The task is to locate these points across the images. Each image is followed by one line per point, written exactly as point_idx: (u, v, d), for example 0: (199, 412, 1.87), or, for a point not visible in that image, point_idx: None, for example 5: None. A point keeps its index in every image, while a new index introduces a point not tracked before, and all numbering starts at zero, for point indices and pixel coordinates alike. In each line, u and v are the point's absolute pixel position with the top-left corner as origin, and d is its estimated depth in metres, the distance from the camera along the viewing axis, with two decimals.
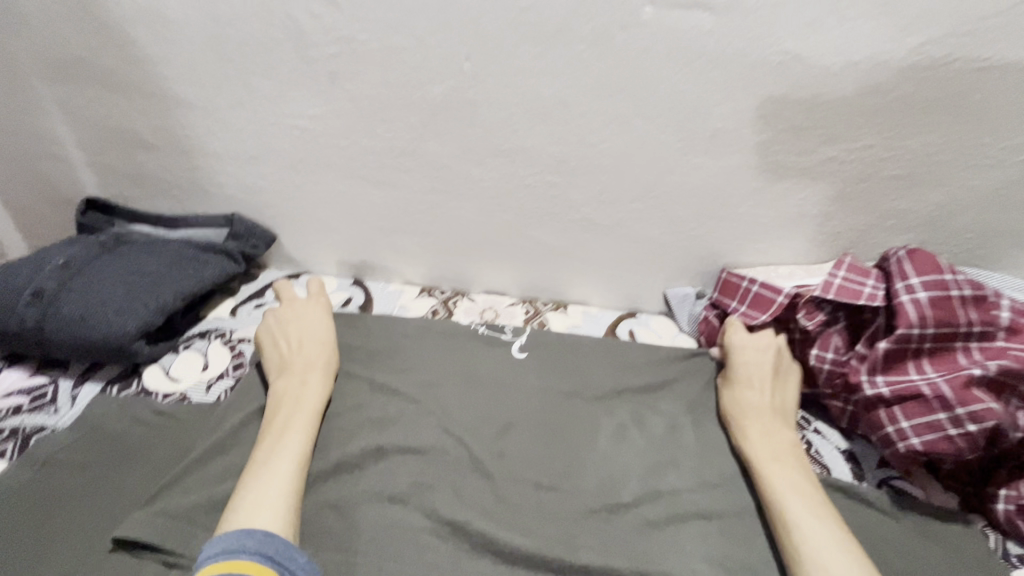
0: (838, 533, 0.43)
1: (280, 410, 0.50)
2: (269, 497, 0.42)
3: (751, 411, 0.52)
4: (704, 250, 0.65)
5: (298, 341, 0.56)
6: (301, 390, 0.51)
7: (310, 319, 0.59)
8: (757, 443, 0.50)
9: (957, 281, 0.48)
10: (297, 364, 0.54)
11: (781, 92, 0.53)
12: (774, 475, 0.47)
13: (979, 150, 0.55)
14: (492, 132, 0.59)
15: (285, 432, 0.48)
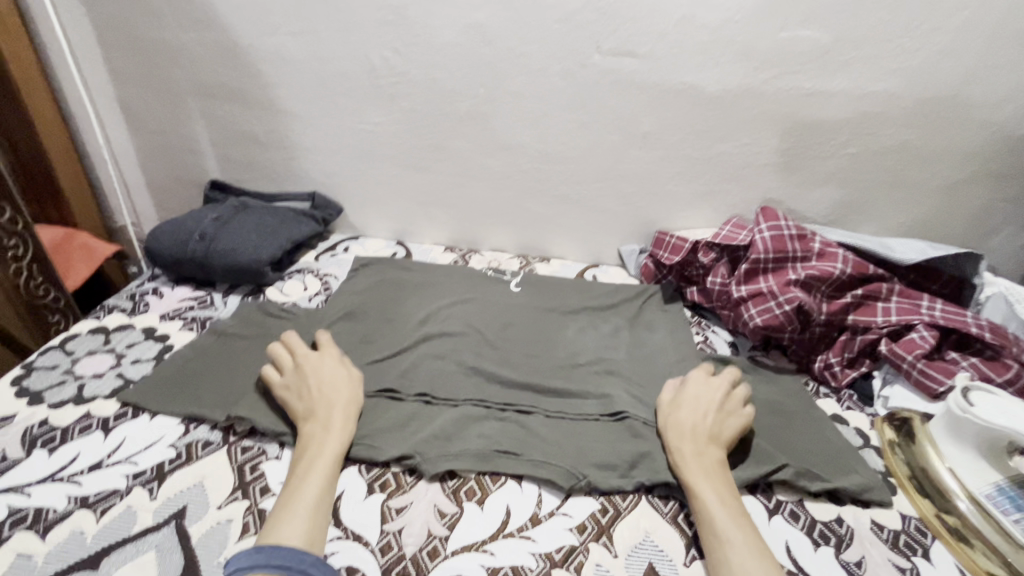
0: (749, 538, 0.49)
1: (309, 445, 0.56)
2: (297, 526, 0.48)
3: (688, 433, 0.58)
4: (645, 216, 0.94)
5: (320, 391, 0.61)
6: (330, 429, 0.57)
7: (327, 364, 0.64)
8: (687, 457, 0.56)
9: (788, 226, 0.78)
10: (326, 406, 0.59)
11: (685, 107, 0.82)
12: (699, 486, 0.53)
13: (820, 147, 0.84)
14: (498, 133, 0.88)
15: (313, 465, 0.54)
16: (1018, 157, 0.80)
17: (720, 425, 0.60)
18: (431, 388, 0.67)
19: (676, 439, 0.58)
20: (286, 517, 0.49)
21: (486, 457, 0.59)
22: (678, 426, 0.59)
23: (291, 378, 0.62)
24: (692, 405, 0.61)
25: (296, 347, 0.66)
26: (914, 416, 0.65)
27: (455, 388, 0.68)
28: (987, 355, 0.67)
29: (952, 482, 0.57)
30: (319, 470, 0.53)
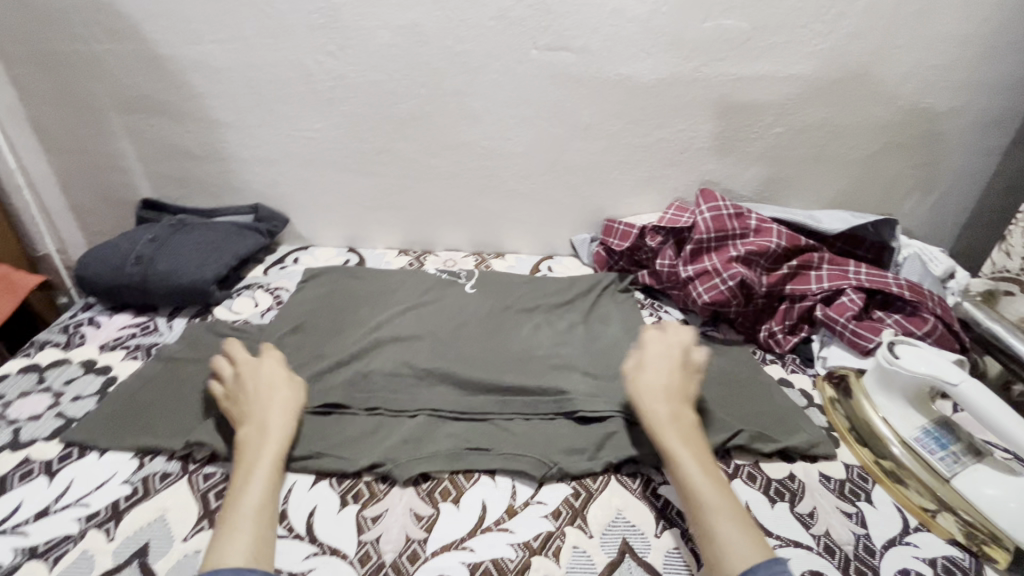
0: (730, 497, 0.50)
1: (246, 450, 0.54)
2: (241, 538, 0.46)
3: (662, 395, 0.59)
4: (593, 206, 0.97)
5: (258, 393, 0.59)
6: (269, 432, 0.55)
7: (268, 366, 0.63)
8: (662, 423, 0.56)
9: (726, 205, 0.82)
10: (265, 409, 0.58)
11: (622, 98, 0.85)
12: (679, 450, 0.54)
13: (749, 129, 0.88)
14: (442, 133, 0.88)
15: (253, 470, 0.52)
16: (923, 128, 0.88)
17: (686, 385, 0.61)
18: (386, 400, 0.65)
19: (648, 402, 0.58)
20: (230, 529, 0.46)
21: (459, 457, 0.59)
22: (647, 388, 0.60)
23: (231, 383, 0.61)
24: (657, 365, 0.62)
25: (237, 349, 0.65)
26: (849, 373, 0.69)
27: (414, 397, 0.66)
28: (908, 311, 0.73)
29: (886, 430, 0.61)
30: (262, 477, 0.51)
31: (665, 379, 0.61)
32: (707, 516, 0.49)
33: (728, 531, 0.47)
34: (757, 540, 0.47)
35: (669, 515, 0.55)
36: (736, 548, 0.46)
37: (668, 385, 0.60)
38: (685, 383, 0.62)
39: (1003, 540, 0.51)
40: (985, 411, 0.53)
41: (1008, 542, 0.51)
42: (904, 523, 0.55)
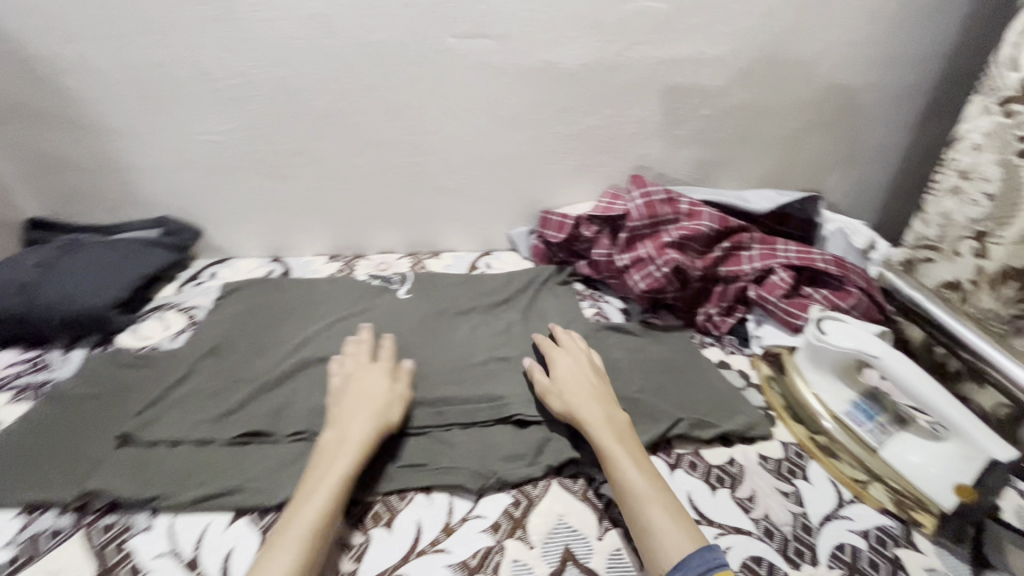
0: (663, 489, 0.51)
1: (321, 457, 0.53)
2: (293, 552, 0.44)
3: (585, 397, 0.59)
4: (528, 197, 0.94)
5: (352, 399, 0.58)
6: (347, 442, 0.53)
7: (372, 373, 0.62)
8: (592, 423, 0.56)
9: (657, 191, 0.81)
10: (353, 417, 0.56)
11: (548, 85, 0.82)
12: (612, 448, 0.54)
13: (677, 112, 0.88)
14: (362, 130, 0.83)
15: (321, 481, 0.50)
16: (841, 104, 0.90)
17: (603, 386, 0.62)
18: (309, 423, 0.61)
19: (573, 406, 0.58)
20: (281, 541, 0.45)
21: (391, 477, 0.56)
22: (566, 393, 0.59)
23: (341, 384, 0.61)
24: (571, 372, 0.62)
25: (340, 354, 0.65)
26: (783, 351, 0.70)
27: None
28: (834, 285, 0.74)
29: (819, 406, 0.62)
30: (323, 492, 0.49)
31: (586, 384, 0.61)
32: (645, 513, 0.49)
33: (665, 527, 0.47)
34: (692, 533, 0.47)
35: (611, 515, 0.54)
36: (673, 543, 0.46)
37: (589, 390, 0.60)
38: (602, 385, 0.62)
39: (928, 505, 0.53)
40: (906, 379, 0.54)
41: (934, 506, 0.52)
42: (839, 496, 0.56)
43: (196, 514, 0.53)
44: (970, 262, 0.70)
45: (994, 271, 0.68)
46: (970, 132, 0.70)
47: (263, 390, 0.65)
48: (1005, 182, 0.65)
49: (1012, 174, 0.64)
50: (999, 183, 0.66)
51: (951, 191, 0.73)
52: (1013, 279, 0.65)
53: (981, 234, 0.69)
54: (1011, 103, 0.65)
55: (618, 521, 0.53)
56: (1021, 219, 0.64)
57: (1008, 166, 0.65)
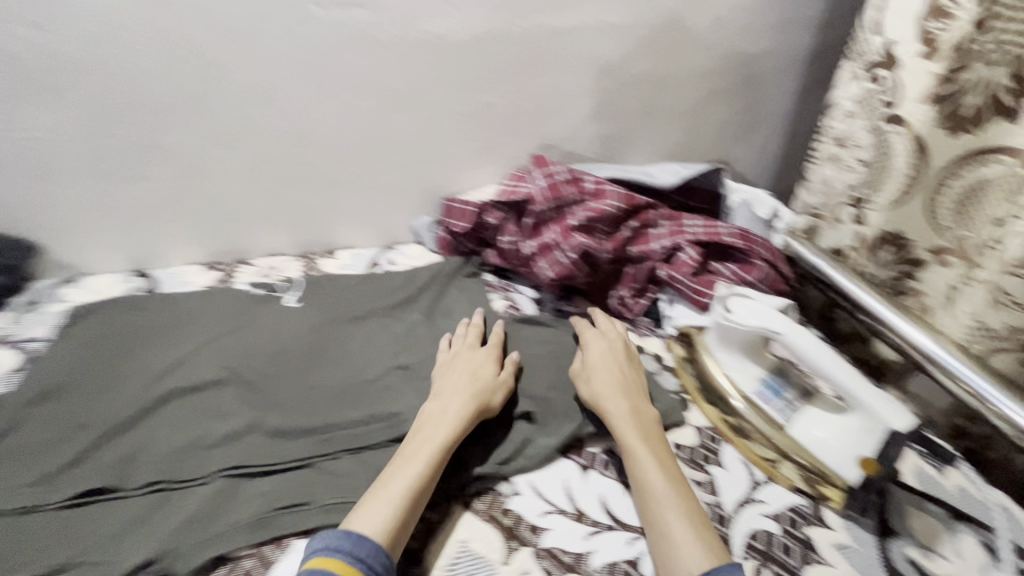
0: (684, 493, 0.49)
1: (416, 431, 0.53)
2: (378, 514, 0.45)
3: (615, 389, 0.57)
4: (429, 184, 0.87)
5: (454, 376, 0.59)
6: (448, 418, 0.53)
7: (481, 353, 0.62)
8: (617, 417, 0.55)
9: (560, 170, 0.76)
10: (453, 396, 0.55)
11: (435, 60, 0.75)
12: (635, 446, 0.52)
13: (579, 86, 0.82)
14: (223, 118, 0.72)
15: (412, 455, 0.50)
16: (742, 72, 0.88)
17: (634, 378, 0.60)
18: (165, 470, 0.52)
19: (600, 396, 0.57)
20: (369, 504, 0.46)
21: (264, 522, 0.48)
22: (593, 381, 0.58)
23: (447, 358, 0.62)
24: (602, 359, 0.61)
25: (456, 332, 0.66)
26: (692, 329, 0.68)
27: (203, 458, 0.53)
28: (741, 258, 0.73)
29: (728, 386, 0.60)
30: (414, 467, 0.49)
31: (615, 370, 0.60)
32: (663, 518, 0.47)
33: (681, 537, 0.46)
34: (711, 543, 0.46)
35: (520, 533, 0.49)
36: (688, 555, 0.45)
37: (618, 376, 0.59)
38: (632, 375, 0.60)
39: (835, 480, 0.52)
40: (810, 355, 0.53)
41: (840, 481, 0.52)
42: (752, 478, 0.55)
43: None
44: (850, 229, 0.74)
45: (871, 236, 0.71)
46: (842, 98, 0.71)
47: (109, 436, 0.55)
48: (875, 148, 0.68)
49: (881, 140, 0.67)
50: (870, 149, 0.69)
51: (828, 159, 0.75)
52: (889, 243, 0.69)
53: (858, 201, 0.72)
54: (876, 68, 0.66)
55: (528, 539, 0.49)
56: (890, 184, 0.67)
57: (877, 132, 0.68)
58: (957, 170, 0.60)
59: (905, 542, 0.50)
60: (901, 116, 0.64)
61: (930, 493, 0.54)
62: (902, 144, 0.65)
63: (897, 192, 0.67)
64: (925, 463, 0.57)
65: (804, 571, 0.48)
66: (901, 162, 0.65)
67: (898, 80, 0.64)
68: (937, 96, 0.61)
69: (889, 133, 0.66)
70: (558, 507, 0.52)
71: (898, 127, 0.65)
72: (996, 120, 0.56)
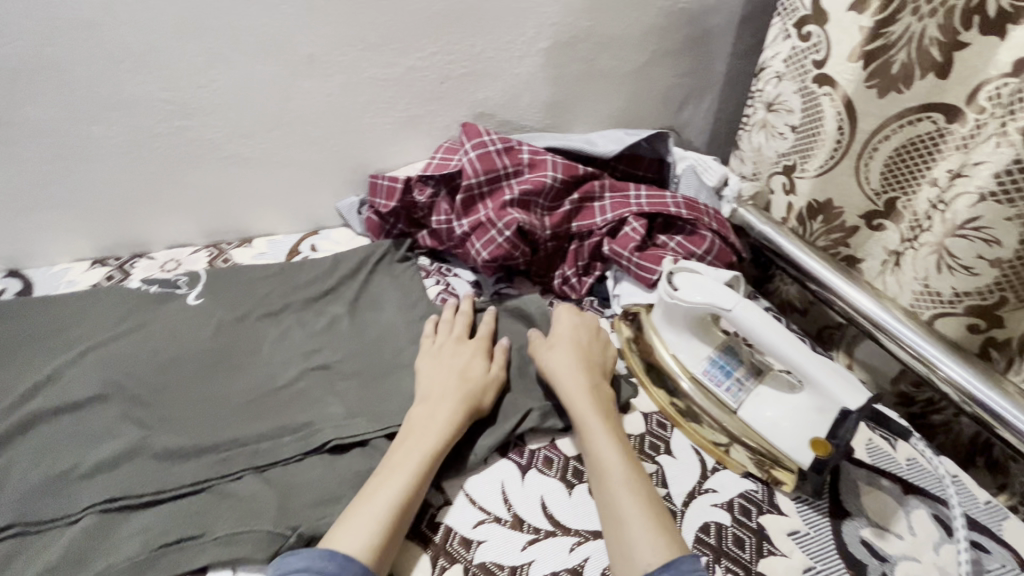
0: (644, 479, 0.46)
1: (402, 437, 0.48)
2: (364, 528, 0.41)
3: (576, 365, 0.53)
4: (352, 161, 0.78)
5: (441, 374, 0.53)
6: (437, 420, 0.49)
7: (471, 345, 0.56)
8: (576, 394, 0.51)
9: (492, 139, 0.70)
10: (443, 395, 0.51)
11: (344, 17, 0.65)
12: (592, 427, 0.49)
13: (512, 46, 0.74)
14: (92, 88, 0.61)
15: (398, 463, 0.46)
16: (691, 29, 0.81)
17: (603, 358, 0.57)
18: (20, 511, 0.43)
19: (559, 373, 0.53)
20: (354, 515, 0.42)
21: (142, 565, 0.41)
22: (553, 358, 0.54)
23: (434, 351, 0.56)
24: (569, 335, 0.57)
25: (442, 321, 0.60)
26: (641, 309, 0.62)
27: (72, 492, 0.45)
28: (688, 230, 0.68)
29: (675, 367, 0.56)
30: (396, 484, 0.44)
31: (575, 342, 0.56)
32: (617, 505, 0.44)
33: (636, 525, 0.42)
34: (668, 532, 0.42)
35: (450, 549, 0.44)
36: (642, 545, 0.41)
37: (580, 349, 0.55)
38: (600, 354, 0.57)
39: (787, 463, 0.49)
40: (759, 332, 0.49)
41: (792, 464, 0.48)
42: (702, 466, 0.51)
43: None
44: (783, 199, 0.72)
45: (801, 206, 0.69)
46: (772, 59, 0.67)
47: None
48: (804, 112, 0.64)
49: (811, 102, 0.63)
50: (800, 113, 0.65)
51: (760, 126, 0.72)
52: (819, 213, 0.67)
53: (789, 169, 0.69)
54: (806, 24, 0.61)
55: (460, 556, 0.44)
56: (819, 151, 0.64)
57: (807, 94, 0.63)
58: (887, 132, 0.58)
59: (858, 522, 0.48)
60: (831, 77, 0.60)
61: (881, 468, 0.52)
62: (832, 108, 0.61)
63: (826, 158, 0.64)
64: (878, 436, 0.54)
65: (756, 564, 0.45)
66: (832, 127, 0.62)
67: (829, 35, 0.59)
68: (865, 54, 0.57)
69: (820, 94, 0.62)
70: (494, 515, 0.46)
71: (830, 89, 0.61)
72: (927, 77, 0.53)
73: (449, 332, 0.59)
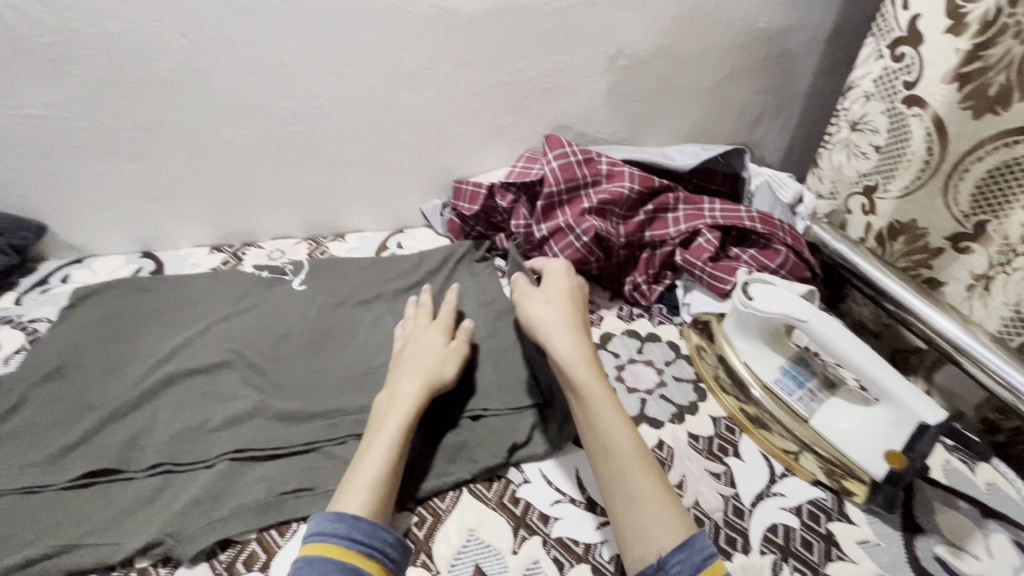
0: (644, 450, 0.46)
1: (377, 415, 0.51)
2: (356, 492, 0.43)
3: (568, 333, 0.54)
4: (438, 166, 0.84)
5: (405, 360, 0.56)
6: (400, 395, 0.52)
7: (433, 332, 0.59)
8: (573, 361, 0.51)
9: (574, 150, 0.74)
10: (403, 375, 0.54)
11: (446, 36, 0.71)
12: (593, 397, 0.49)
13: (597, 62, 0.78)
14: (227, 96, 0.70)
15: (377, 436, 0.48)
16: (775, 48, 0.81)
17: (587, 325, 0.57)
18: (169, 453, 0.51)
19: (554, 341, 0.53)
20: (348, 483, 0.45)
21: (268, 507, 0.48)
22: (544, 324, 0.55)
23: (401, 347, 0.60)
24: (559, 304, 0.57)
25: (406, 320, 0.63)
26: (712, 318, 0.66)
27: (207, 441, 0.53)
28: (762, 244, 0.70)
29: (747, 374, 0.58)
30: (376, 454, 0.46)
31: (572, 313, 0.56)
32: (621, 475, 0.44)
33: (639, 499, 0.43)
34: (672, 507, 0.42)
35: (529, 522, 0.48)
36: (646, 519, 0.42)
37: (578, 321, 0.56)
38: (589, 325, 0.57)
39: (859, 474, 0.50)
40: (836, 345, 0.50)
41: (864, 475, 0.50)
42: (771, 471, 0.53)
43: None
44: (861, 218, 0.72)
45: (881, 227, 0.70)
46: (861, 78, 0.67)
47: (112, 418, 0.54)
48: (890, 133, 0.65)
49: (898, 123, 0.63)
50: (886, 134, 0.65)
51: (842, 145, 0.72)
52: (901, 233, 0.67)
53: (870, 190, 0.69)
54: (900, 45, 0.62)
55: (539, 529, 0.48)
56: (905, 171, 0.64)
57: (895, 114, 0.64)
58: (980, 153, 0.57)
59: (932, 539, 0.48)
60: (921, 97, 0.60)
61: (958, 489, 0.51)
62: (921, 128, 0.61)
63: (913, 178, 0.64)
64: (956, 458, 0.54)
65: (824, 567, 0.46)
66: (920, 145, 0.62)
67: (922, 56, 0.59)
68: (960, 75, 0.56)
69: (908, 115, 0.62)
70: (569, 496, 0.50)
71: (919, 110, 0.61)
72: None
73: (410, 329, 0.62)
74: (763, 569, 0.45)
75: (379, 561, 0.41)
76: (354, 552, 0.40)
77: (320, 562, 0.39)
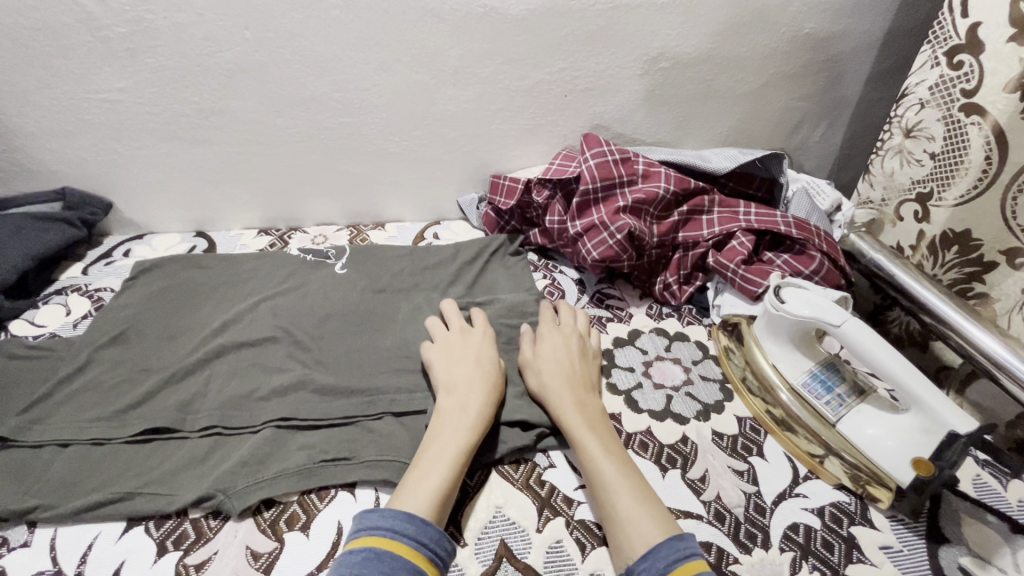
0: (634, 479, 0.48)
1: (440, 423, 0.52)
2: (426, 501, 0.45)
3: (564, 382, 0.56)
4: (477, 161, 0.87)
5: (463, 367, 0.57)
6: (469, 408, 0.53)
7: (483, 342, 0.60)
8: (565, 409, 0.53)
9: (611, 150, 0.75)
10: (471, 386, 0.55)
11: (492, 34, 0.73)
12: (586, 438, 0.51)
13: (638, 63, 0.79)
14: (283, 87, 0.73)
15: (446, 448, 0.49)
16: (821, 53, 0.81)
17: (588, 371, 0.59)
18: (221, 416, 0.55)
19: (548, 386, 0.55)
20: (413, 490, 0.46)
21: (309, 472, 0.51)
22: (540, 373, 0.57)
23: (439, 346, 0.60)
24: (556, 350, 0.59)
25: (437, 323, 0.64)
26: (742, 320, 0.66)
27: (254, 408, 0.56)
28: (797, 250, 0.70)
29: (775, 377, 0.59)
30: (446, 465, 0.48)
31: (570, 362, 0.58)
32: (616, 501, 0.46)
33: (633, 522, 0.44)
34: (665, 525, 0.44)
35: (553, 504, 0.50)
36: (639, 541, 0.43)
37: (569, 369, 0.57)
38: (586, 369, 0.59)
39: (887, 481, 0.50)
40: (871, 351, 0.50)
41: (890, 482, 0.50)
42: (795, 473, 0.53)
43: (80, 526, 0.48)
44: (912, 226, 0.71)
45: (933, 235, 0.69)
46: (916, 86, 0.67)
47: (170, 381, 0.59)
48: (946, 141, 0.64)
49: (954, 131, 0.63)
50: (942, 141, 0.65)
51: (895, 152, 0.72)
52: (954, 243, 0.66)
53: (923, 198, 0.69)
54: (958, 53, 0.61)
55: (561, 511, 0.50)
56: (960, 180, 0.63)
57: (952, 122, 0.63)
58: None
59: (957, 550, 0.48)
60: (981, 106, 0.59)
61: (989, 504, 0.51)
62: (980, 136, 0.60)
63: (968, 189, 0.63)
64: (988, 473, 0.54)
65: (844, 568, 0.46)
66: (979, 155, 0.61)
67: (982, 65, 0.58)
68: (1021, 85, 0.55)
69: (966, 124, 0.61)
70: None
71: (979, 118, 0.60)
72: None
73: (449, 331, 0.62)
74: (782, 565, 0.46)
75: (436, 565, 0.42)
76: (419, 554, 0.41)
77: (388, 557, 0.40)
